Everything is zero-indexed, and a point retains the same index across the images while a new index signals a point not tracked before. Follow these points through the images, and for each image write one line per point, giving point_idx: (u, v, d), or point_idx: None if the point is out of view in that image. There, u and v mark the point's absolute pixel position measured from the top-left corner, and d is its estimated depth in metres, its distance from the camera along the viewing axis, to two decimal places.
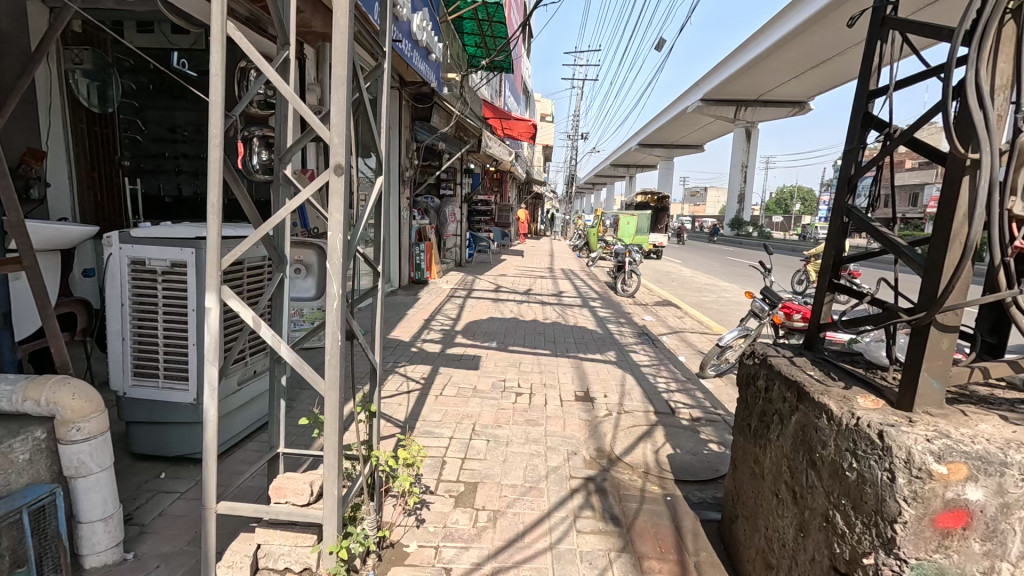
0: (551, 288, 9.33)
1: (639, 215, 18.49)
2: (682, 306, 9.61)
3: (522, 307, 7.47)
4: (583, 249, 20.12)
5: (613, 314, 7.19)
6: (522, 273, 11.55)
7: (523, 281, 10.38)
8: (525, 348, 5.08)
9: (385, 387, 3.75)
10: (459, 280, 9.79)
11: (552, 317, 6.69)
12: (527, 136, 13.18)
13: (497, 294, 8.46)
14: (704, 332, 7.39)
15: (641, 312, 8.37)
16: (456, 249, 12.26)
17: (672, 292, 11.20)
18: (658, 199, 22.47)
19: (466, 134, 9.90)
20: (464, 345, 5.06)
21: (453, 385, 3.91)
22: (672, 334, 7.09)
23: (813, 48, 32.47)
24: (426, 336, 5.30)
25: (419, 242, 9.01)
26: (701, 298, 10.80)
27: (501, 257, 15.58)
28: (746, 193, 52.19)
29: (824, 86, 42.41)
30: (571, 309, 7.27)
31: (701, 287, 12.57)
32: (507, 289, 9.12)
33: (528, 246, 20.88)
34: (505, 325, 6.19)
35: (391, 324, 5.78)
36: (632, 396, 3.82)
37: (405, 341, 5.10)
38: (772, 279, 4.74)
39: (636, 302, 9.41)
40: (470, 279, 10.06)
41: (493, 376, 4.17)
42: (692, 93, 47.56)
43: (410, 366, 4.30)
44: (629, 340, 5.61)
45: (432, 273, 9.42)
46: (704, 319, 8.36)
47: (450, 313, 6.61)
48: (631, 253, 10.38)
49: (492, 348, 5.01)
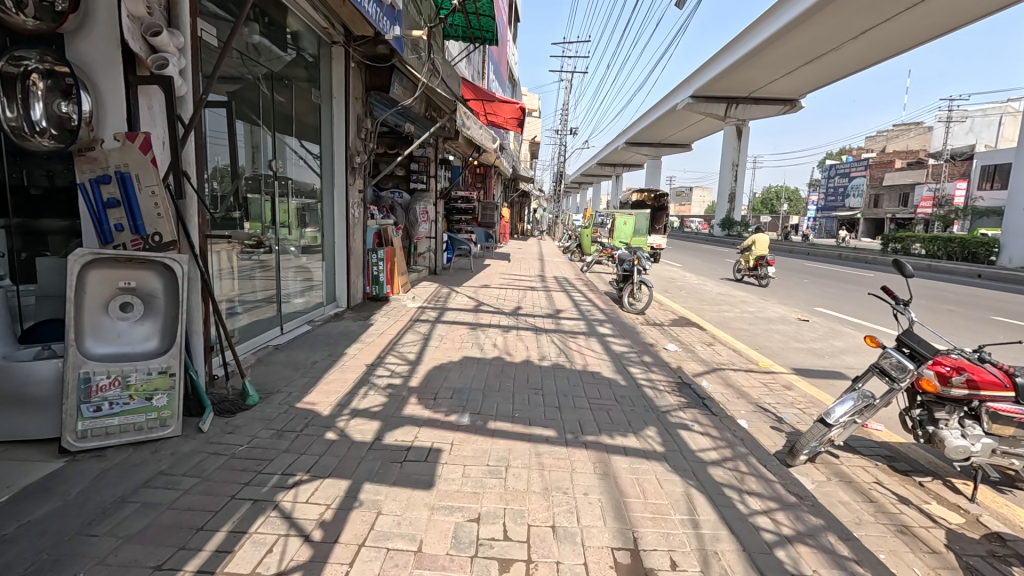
0: (545, 304, 7.49)
1: (637, 214, 16.88)
2: (704, 325, 7.87)
3: (510, 335, 5.61)
4: (576, 251, 18.39)
5: (632, 346, 5.36)
6: (508, 283, 9.71)
7: (510, 294, 8.54)
8: (516, 424, 3.20)
9: (232, 564, 1.85)
10: (431, 294, 7.92)
11: (552, 354, 4.85)
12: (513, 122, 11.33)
13: (478, 315, 6.59)
14: (748, 369, 5.61)
15: (660, 338, 6.57)
16: (429, 254, 10.34)
17: (686, 306, 9.47)
18: (654, 198, 20.85)
19: (438, 113, 7.97)
20: (418, 421, 3.17)
21: (378, 543, 2.02)
22: (709, 374, 5.29)
23: (809, 42, 31.21)
24: (360, 402, 3.41)
25: (376, 249, 7.02)
26: (721, 312, 9.11)
27: (485, 262, 13.75)
28: (737, 192, 50.97)
29: (818, 83, 41.30)
30: (575, 340, 5.43)
31: (715, 297, 10.90)
32: (490, 306, 7.26)
33: (514, 249, 19.03)
34: (486, 371, 4.32)
35: (314, 376, 3.88)
36: (724, 565, 1.97)
37: (324, 414, 3.20)
38: (914, 318, 2.96)
39: (649, 324, 7.64)
40: (444, 293, 8.18)
41: (458, 505, 2.30)
42: (682, 90, 46.17)
43: (308, 485, 2.40)
44: (669, 401, 3.77)
45: (396, 288, 7.47)
46: (739, 345, 6.62)
47: (409, 351, 4.73)
48: (640, 260, 8.59)
49: (463, 425, 3.15)
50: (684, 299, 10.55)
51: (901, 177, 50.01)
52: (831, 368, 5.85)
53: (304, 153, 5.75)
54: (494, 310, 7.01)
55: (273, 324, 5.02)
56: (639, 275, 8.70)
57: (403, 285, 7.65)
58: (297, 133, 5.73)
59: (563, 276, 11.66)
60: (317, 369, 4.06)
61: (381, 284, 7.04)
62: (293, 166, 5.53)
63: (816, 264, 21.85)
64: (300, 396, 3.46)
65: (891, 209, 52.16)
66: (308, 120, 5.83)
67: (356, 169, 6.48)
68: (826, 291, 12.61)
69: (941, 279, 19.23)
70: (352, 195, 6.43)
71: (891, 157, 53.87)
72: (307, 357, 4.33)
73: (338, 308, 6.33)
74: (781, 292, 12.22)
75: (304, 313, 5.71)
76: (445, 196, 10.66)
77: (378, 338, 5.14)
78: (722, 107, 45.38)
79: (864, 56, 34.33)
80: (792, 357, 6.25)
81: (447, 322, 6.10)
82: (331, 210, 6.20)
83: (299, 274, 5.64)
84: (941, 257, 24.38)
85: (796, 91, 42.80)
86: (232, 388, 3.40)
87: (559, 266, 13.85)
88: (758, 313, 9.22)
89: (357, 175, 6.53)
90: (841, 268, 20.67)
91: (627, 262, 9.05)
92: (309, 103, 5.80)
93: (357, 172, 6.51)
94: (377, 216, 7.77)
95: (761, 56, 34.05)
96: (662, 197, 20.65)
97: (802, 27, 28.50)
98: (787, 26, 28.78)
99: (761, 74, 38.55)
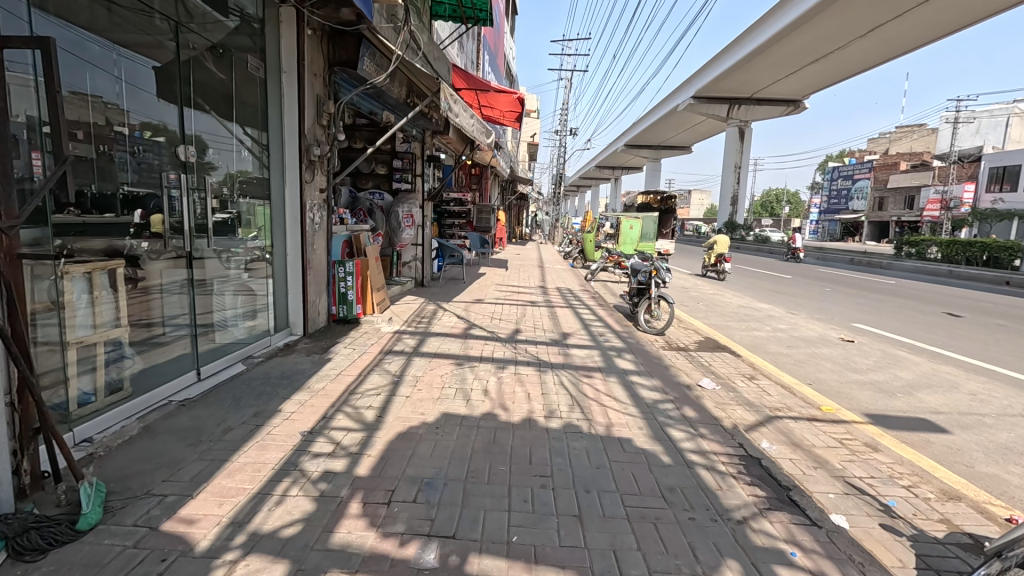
0: (550, 326, 6.27)
1: (644, 218, 15.74)
2: (736, 350, 6.66)
3: (506, 372, 4.38)
4: (579, 258, 17.22)
5: (664, 390, 4.13)
6: (505, 297, 8.49)
7: (507, 311, 7.31)
8: (513, 564, 1.97)
9: None
10: (415, 313, 6.69)
11: (563, 407, 3.62)
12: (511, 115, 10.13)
13: (467, 342, 5.36)
14: (811, 417, 4.37)
15: (693, 372, 5.33)
16: (415, 263, 9.12)
17: (709, 325, 8.26)
18: (660, 200, 19.67)
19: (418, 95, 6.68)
20: (351, 563, 1.92)
21: None
22: (765, 426, 4.06)
23: (815, 42, 30.19)
24: (268, 517, 2.17)
25: (343, 261, 5.72)
26: (750, 331, 7.91)
27: (480, 270, 12.53)
28: (740, 195, 49.95)
29: (823, 83, 40.30)
30: (590, 383, 4.20)
31: (739, 312, 9.68)
32: (483, 329, 6.02)
33: (513, 254, 17.85)
34: (472, 438, 3.08)
35: (217, 458, 2.65)
36: None
37: (199, 549, 1.96)
38: None
39: (673, 349, 6.42)
40: (429, 311, 6.95)
41: None
42: (684, 91, 45.14)
43: None
44: (741, 496, 2.54)
45: (369, 308, 6.20)
46: (787, 380, 5.40)
47: (369, 404, 3.50)
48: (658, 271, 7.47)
49: (426, 570, 1.91)
50: (704, 314, 9.34)
51: (907, 179, 48.97)
52: (913, 413, 4.63)
53: (249, 141, 4.61)
54: (487, 334, 5.77)
55: (187, 366, 3.75)
56: (656, 289, 7.57)
57: (379, 304, 6.40)
58: (239, 116, 4.49)
59: (567, 286, 10.44)
60: (227, 443, 2.82)
61: (350, 305, 5.81)
62: (234, 157, 4.44)
63: (832, 271, 20.71)
64: (176, 504, 2.23)
65: (896, 212, 51.14)
66: (256, 101, 4.68)
67: (320, 163, 5.29)
68: (857, 304, 11.39)
69: (966, 286, 18.11)
70: (313, 195, 5.22)
71: (897, 159, 52.84)
72: (219, 420, 3.09)
73: (294, 336, 5.09)
74: (807, 304, 11.02)
75: (238, 344, 4.46)
76: (434, 197, 9.51)
77: (333, 383, 3.90)
78: (724, 108, 44.30)
79: (872, 56, 33.39)
80: (857, 396, 5.03)
81: (428, 353, 4.86)
82: (282, 213, 4.98)
83: (235, 293, 4.48)
84: (959, 263, 23.24)
85: (801, 92, 41.86)
86: (65, 491, 2.20)
87: (562, 275, 12.68)
88: (792, 332, 8.01)
89: (321, 170, 5.35)
90: (857, 275, 19.54)
91: (643, 273, 7.83)
92: (253, 78, 4.60)
93: (320, 166, 5.33)
94: (350, 221, 6.59)
95: (765, 55, 33.03)
96: (669, 199, 19.47)
97: (809, 25, 27.41)
98: (795, 26, 27.82)
99: (764, 75, 37.53)
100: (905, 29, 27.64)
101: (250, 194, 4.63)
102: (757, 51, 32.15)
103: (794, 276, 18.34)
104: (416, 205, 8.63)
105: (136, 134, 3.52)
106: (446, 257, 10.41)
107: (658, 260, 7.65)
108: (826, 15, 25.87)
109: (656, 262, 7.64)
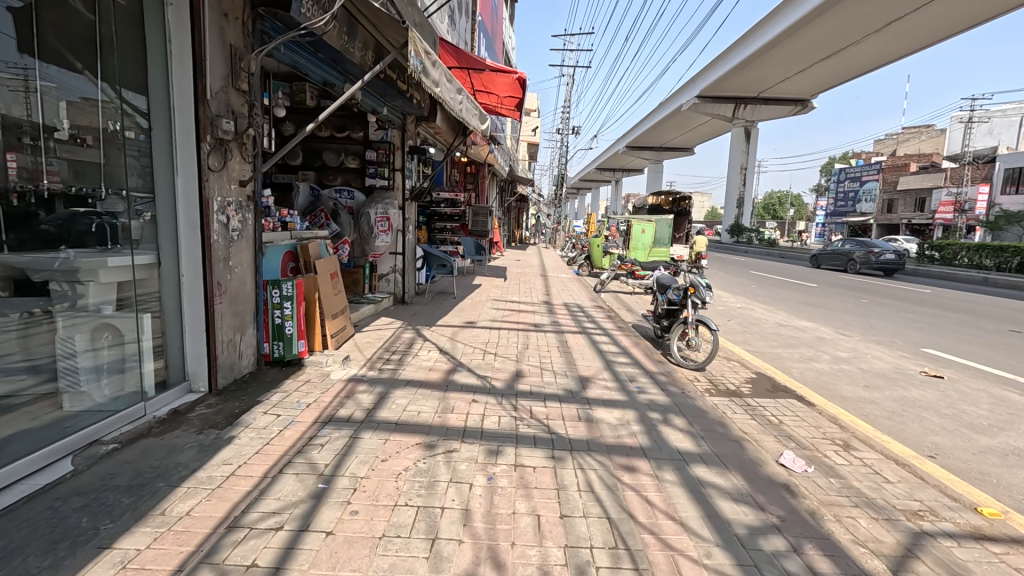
0: (561, 367, 4.70)
1: (657, 219, 14.31)
2: (803, 395, 5.09)
3: (501, 462, 2.83)
4: (584, 264, 15.67)
5: (756, 503, 2.56)
6: (503, 318, 6.96)
7: (505, 340, 5.74)
8: None
9: None
10: (383, 347, 5.13)
11: (599, 559, 2.06)
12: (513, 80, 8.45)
13: (448, 398, 3.79)
14: (977, 535, 2.79)
15: (765, 442, 3.77)
16: (394, 276, 7.56)
17: (753, 355, 6.70)
18: (671, 202, 18.18)
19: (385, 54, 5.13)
20: None
21: None
22: (925, 562, 2.49)
23: (826, 41, 28.87)
24: None
25: (280, 283, 4.17)
26: (808, 364, 6.33)
27: (474, 280, 11.03)
28: (745, 197, 48.52)
29: (832, 83, 38.95)
30: (635, 489, 2.62)
31: (781, 335, 8.11)
32: (471, 373, 4.44)
33: (513, 261, 16.35)
34: None
35: None
36: None
37: None
38: None
39: (723, 398, 4.85)
40: (405, 342, 5.40)
41: None
42: (688, 90, 43.77)
43: None
44: None
45: (318, 345, 4.60)
46: (899, 450, 3.84)
47: (251, 565, 1.92)
48: (699, 289, 5.90)
49: None
50: (741, 339, 7.76)
51: (917, 181, 47.58)
52: None
53: (114, 100, 3.07)
54: (476, 382, 4.19)
55: None
56: (695, 312, 6.01)
57: (334, 337, 4.83)
58: (106, 73, 3.02)
59: (575, 301, 8.91)
60: None
61: (289, 342, 4.25)
62: (101, 129, 3.00)
63: (854, 278, 19.24)
64: None
65: (905, 215, 49.71)
66: (129, 45, 3.14)
67: (238, 144, 3.69)
68: (910, 320, 9.88)
69: (1004, 294, 16.64)
70: (225, 187, 3.60)
71: (906, 160, 51.40)
72: None
73: (196, 395, 3.50)
74: (854, 322, 9.44)
75: (89, 414, 2.89)
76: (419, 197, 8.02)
77: (209, 500, 2.33)
78: (729, 108, 42.90)
79: (886, 55, 31.98)
80: (1013, 481, 3.47)
81: (387, 423, 3.29)
82: (171, 212, 3.37)
83: (91, 333, 2.97)
84: (989, 270, 21.66)
85: (809, 92, 40.48)
86: None
87: (568, 286, 11.16)
88: (858, 364, 6.45)
89: (239, 155, 3.73)
90: (884, 283, 17.97)
91: (675, 291, 6.29)
92: (107, 6, 2.98)
93: (238, 146, 3.71)
94: (299, 225, 5.08)
95: (773, 54, 31.65)
96: (682, 201, 17.98)
97: (821, 23, 26.07)
98: (804, 24, 26.53)
99: (771, 75, 36.19)
100: (921, 28, 26.30)
101: (122, 187, 3.13)
102: (764, 49, 30.78)
103: (818, 284, 16.74)
104: (395, 206, 7.15)
105: (115, 136, 3.07)
106: (433, 268, 8.70)
107: (693, 276, 6.07)
108: (839, 13, 24.55)
109: (690, 277, 6.07)
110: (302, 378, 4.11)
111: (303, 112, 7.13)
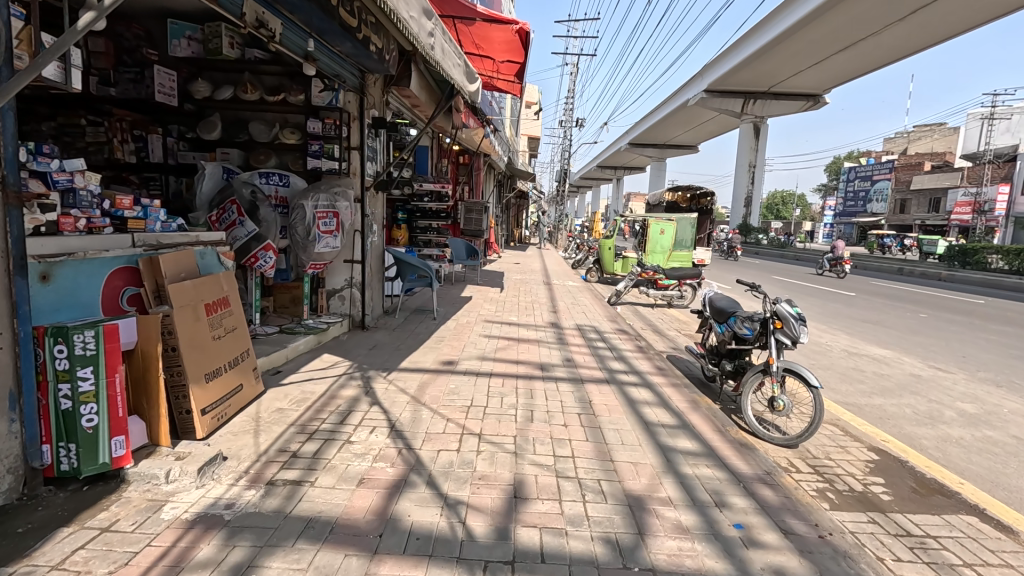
0: (589, 473, 2.73)
1: (678, 218, 12.31)
2: (982, 506, 3.11)
3: None
4: (594, 268, 13.68)
5: None
6: (496, 355, 4.96)
7: (496, 400, 3.75)
8: None
9: None
10: (296, 424, 3.15)
11: None
12: (512, 34, 6.50)
13: None
14: None
15: None
16: (349, 292, 5.58)
17: (850, 411, 4.73)
18: (690, 199, 16.19)
19: None
20: None
21: None
22: None
23: (843, 33, 26.86)
24: None
25: (80, 330, 2.22)
26: (939, 431, 4.34)
27: (464, 291, 9.05)
28: (753, 196, 46.56)
29: (847, 77, 36.99)
30: None
31: (864, 372, 6.11)
32: (434, 492, 2.48)
33: (512, 265, 14.37)
34: None
35: None
36: None
37: None
38: None
39: (861, 516, 2.88)
40: (338, 410, 3.41)
41: None
42: (696, 84, 41.84)
43: None
44: None
45: (166, 439, 2.60)
46: None
47: None
48: (788, 323, 3.93)
49: None
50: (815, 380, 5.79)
51: (933, 180, 45.60)
52: None
53: None
54: (438, 523, 2.23)
55: None
56: (779, 355, 4.04)
57: (206, 411, 2.87)
58: None
59: (591, 323, 6.91)
60: None
61: (90, 443, 2.26)
62: None
63: (892, 286, 17.14)
64: None
65: (919, 216, 47.77)
66: None
67: None
68: (1009, 348, 7.83)
69: None
70: None
71: (920, 159, 49.44)
72: None
73: None
74: (941, 351, 7.42)
75: None
76: (387, 185, 6.04)
77: None
78: (739, 102, 40.90)
79: (909, 48, 30.01)
80: None
81: None
82: None
83: None
84: None
85: (823, 87, 38.53)
86: None
87: (577, 299, 9.16)
88: (1007, 430, 4.44)
89: None
90: (925, 291, 15.95)
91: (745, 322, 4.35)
92: None
93: None
94: (161, 224, 3.09)
95: (789, 46, 29.64)
96: (702, 197, 16.23)
97: (840, 15, 24.03)
98: (825, 14, 24.57)
99: (783, 69, 34.13)
100: (949, 19, 24.25)
101: None
102: (779, 42, 28.80)
103: (859, 294, 14.67)
104: (349, 198, 5.17)
105: None
106: (409, 278, 6.66)
107: (776, 301, 4.07)
108: (860, 3, 22.55)
109: (772, 302, 4.07)
110: (102, 518, 2.14)
111: (222, 69, 5.18)
